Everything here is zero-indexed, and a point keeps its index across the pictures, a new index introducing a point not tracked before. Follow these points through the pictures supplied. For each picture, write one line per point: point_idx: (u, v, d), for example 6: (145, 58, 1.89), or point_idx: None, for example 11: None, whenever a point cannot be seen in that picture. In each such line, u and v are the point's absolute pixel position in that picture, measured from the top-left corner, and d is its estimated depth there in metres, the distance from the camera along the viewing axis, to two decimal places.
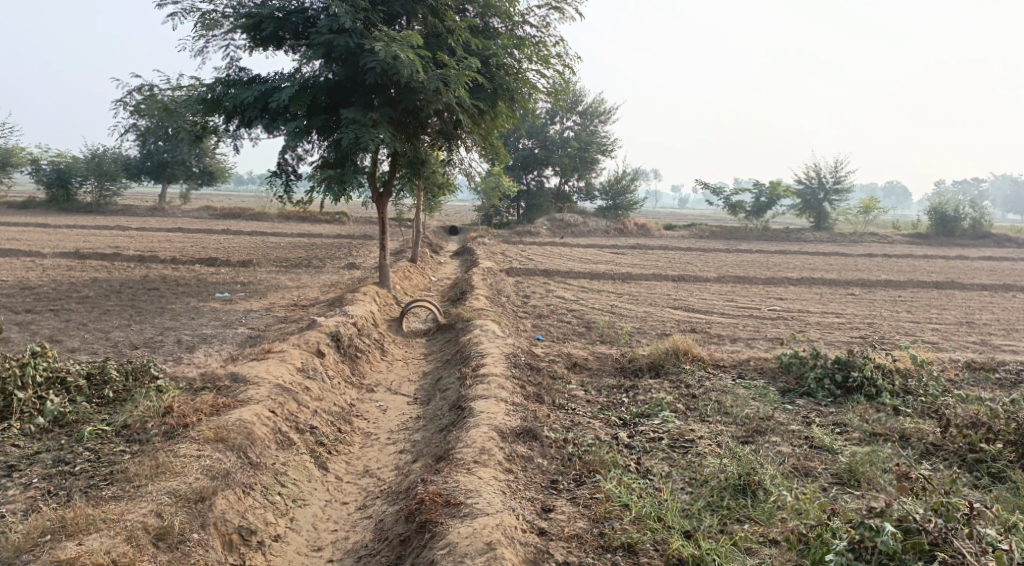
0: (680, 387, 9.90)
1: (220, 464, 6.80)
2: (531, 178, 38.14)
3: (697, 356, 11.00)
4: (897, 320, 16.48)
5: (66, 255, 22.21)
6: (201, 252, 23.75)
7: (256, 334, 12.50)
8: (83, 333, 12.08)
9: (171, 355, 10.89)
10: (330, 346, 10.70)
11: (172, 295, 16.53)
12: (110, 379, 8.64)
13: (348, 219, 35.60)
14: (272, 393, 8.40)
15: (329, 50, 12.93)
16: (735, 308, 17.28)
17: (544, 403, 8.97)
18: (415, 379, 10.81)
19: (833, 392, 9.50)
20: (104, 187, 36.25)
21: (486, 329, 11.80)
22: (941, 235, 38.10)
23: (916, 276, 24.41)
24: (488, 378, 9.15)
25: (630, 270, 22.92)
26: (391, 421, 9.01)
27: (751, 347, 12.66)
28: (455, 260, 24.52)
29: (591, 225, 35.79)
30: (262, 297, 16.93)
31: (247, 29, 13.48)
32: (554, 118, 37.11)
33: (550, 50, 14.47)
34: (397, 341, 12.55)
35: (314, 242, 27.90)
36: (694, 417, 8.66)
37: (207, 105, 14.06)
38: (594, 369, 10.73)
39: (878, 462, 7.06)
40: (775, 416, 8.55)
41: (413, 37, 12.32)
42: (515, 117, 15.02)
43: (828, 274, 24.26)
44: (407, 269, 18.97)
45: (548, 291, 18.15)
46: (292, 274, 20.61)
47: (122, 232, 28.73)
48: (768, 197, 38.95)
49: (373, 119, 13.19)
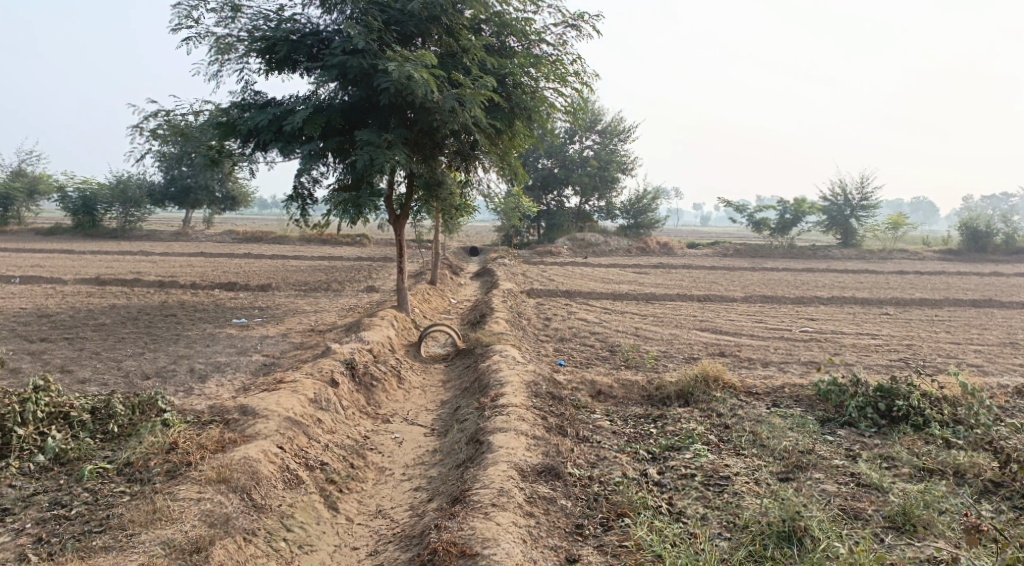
0: (711, 417, 9.40)
1: (220, 508, 6.47)
2: (551, 198, 37.76)
3: (728, 382, 10.46)
4: (936, 341, 15.84)
5: (87, 281, 22.07)
6: (220, 277, 23.53)
7: (270, 362, 12.14)
8: (95, 362, 11.78)
9: (182, 385, 10.53)
10: (344, 374, 10.30)
11: (189, 321, 16.24)
12: (115, 413, 8.19)
13: (369, 241, 35.39)
14: (281, 427, 7.99)
15: (344, 72, 12.65)
16: (765, 329, 16.73)
17: (567, 435, 8.50)
18: (433, 408, 10.37)
19: (876, 421, 9.14)
20: (129, 214, 36.35)
21: (505, 355, 11.35)
22: (972, 251, 37.23)
23: (952, 294, 23.65)
24: (508, 410, 8.69)
25: (654, 291, 22.42)
26: (407, 455, 8.56)
27: (784, 372, 12.13)
28: (475, 281, 24.14)
29: (613, 244, 35.33)
30: (279, 322, 16.60)
31: (262, 52, 13.24)
32: (574, 137, 36.76)
33: (568, 69, 14.05)
34: (415, 367, 12.13)
35: (334, 265, 27.66)
36: (729, 450, 8.23)
37: (222, 129, 13.80)
38: (619, 397, 10.26)
39: (933, 503, 6.59)
40: (816, 449, 8.16)
41: (427, 56, 11.99)
42: (534, 136, 14.63)
43: (860, 293, 23.59)
44: (426, 291, 18.59)
45: (570, 313, 17.66)
46: (310, 298, 20.29)
47: (143, 257, 28.68)
48: (793, 214, 38.31)
49: (389, 141, 12.86)
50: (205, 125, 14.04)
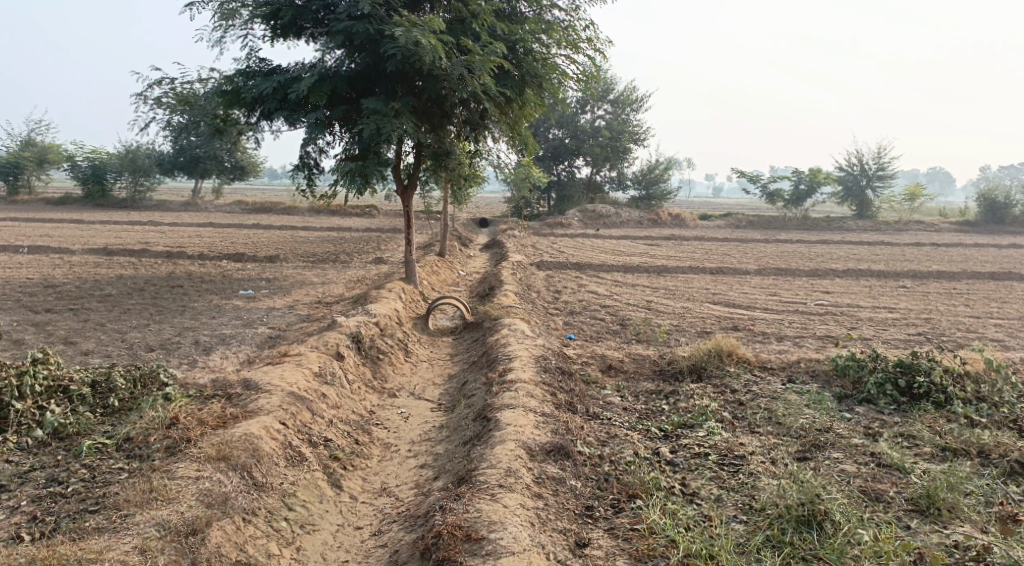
0: (725, 393, 9.17)
1: (219, 488, 6.30)
2: (562, 169, 37.34)
3: (742, 357, 10.23)
4: (955, 314, 15.53)
5: (95, 251, 21.92)
6: (228, 248, 23.34)
7: (276, 335, 11.94)
8: (99, 334, 11.61)
9: (186, 358, 10.35)
10: (350, 348, 10.10)
11: (196, 293, 16.06)
12: (115, 387, 8.01)
13: (378, 211, 35.14)
14: (284, 402, 7.78)
15: (350, 37, 12.34)
16: (779, 302, 16.45)
17: (577, 413, 8.29)
18: (440, 383, 10.17)
19: (896, 399, 8.99)
20: (138, 183, 36.18)
21: (514, 329, 11.11)
22: (990, 222, 36.66)
23: (970, 267, 23.24)
24: (516, 386, 8.47)
25: (666, 263, 22.11)
26: (413, 430, 8.37)
27: (800, 347, 11.88)
28: (484, 253, 23.91)
29: (624, 215, 34.95)
30: (286, 294, 16.39)
31: (267, 18, 12.91)
32: (585, 106, 36.25)
33: (580, 35, 13.66)
34: (422, 341, 11.91)
35: (343, 236, 27.44)
36: (743, 428, 8.06)
37: (227, 97, 13.51)
38: (630, 371, 10.03)
39: (958, 485, 6.36)
40: (833, 427, 7.99)
41: (435, 21, 11.64)
42: (545, 105, 14.27)
43: (876, 265, 23.19)
44: (435, 263, 18.34)
45: (580, 286, 17.41)
46: (318, 269, 20.07)
47: (152, 227, 28.52)
48: (807, 184, 37.77)
49: (396, 109, 12.56)
50: (210, 94, 13.75)
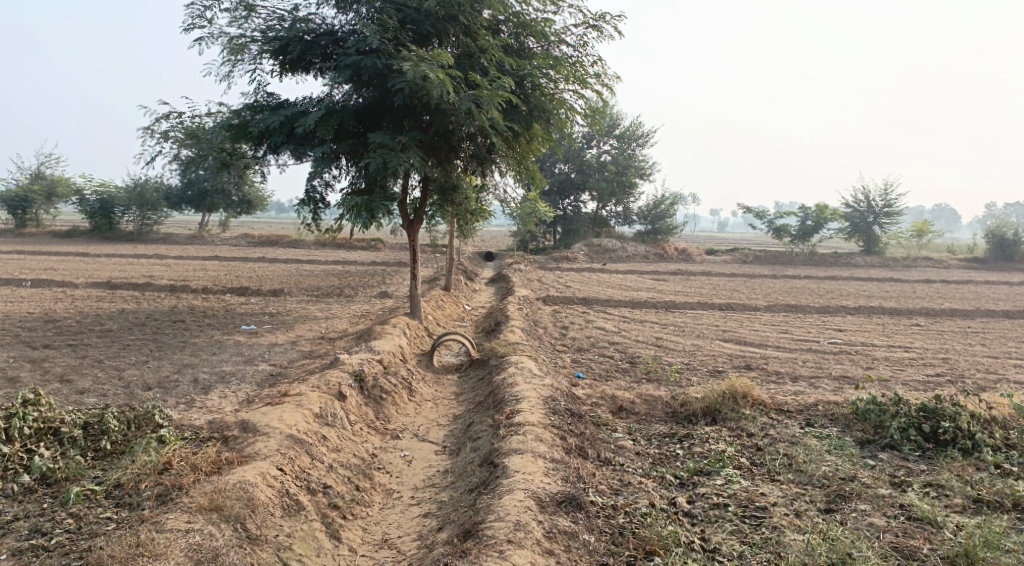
0: (741, 437, 8.80)
1: (209, 542, 6.01)
2: (568, 204, 37.17)
3: (757, 399, 9.85)
4: (972, 354, 15.15)
5: (98, 284, 21.69)
6: (232, 281, 23.09)
7: (277, 372, 11.63)
8: (96, 371, 11.31)
9: (184, 397, 10.02)
10: (352, 387, 9.76)
11: (197, 327, 15.77)
12: (108, 429, 7.68)
13: (384, 245, 34.96)
14: (282, 446, 7.46)
15: (358, 72, 12.17)
16: (792, 340, 16.09)
17: (587, 458, 7.93)
18: (445, 424, 9.82)
19: (920, 445, 8.65)
20: (145, 217, 36.10)
21: (521, 367, 10.77)
22: (1000, 259, 36.34)
23: (983, 304, 22.88)
24: (525, 429, 8.12)
25: (674, 298, 21.79)
26: (416, 475, 8.03)
27: (816, 388, 11.52)
28: (490, 287, 23.66)
29: (630, 250, 34.71)
30: (288, 329, 16.10)
31: (276, 53, 12.77)
32: (591, 141, 36.20)
33: (587, 70, 13.49)
34: (427, 379, 11.57)
35: (348, 270, 27.21)
36: (763, 475, 7.71)
37: (233, 131, 13.34)
38: (642, 414, 9.67)
39: (996, 542, 6.16)
40: (858, 475, 7.63)
41: (443, 56, 11.48)
42: (552, 140, 14.07)
43: (887, 302, 22.82)
44: (440, 298, 18.06)
45: (588, 322, 17.09)
46: (322, 304, 19.80)
47: (157, 260, 28.35)
48: (814, 220, 37.54)
49: (403, 143, 12.36)
50: (216, 128, 13.58)
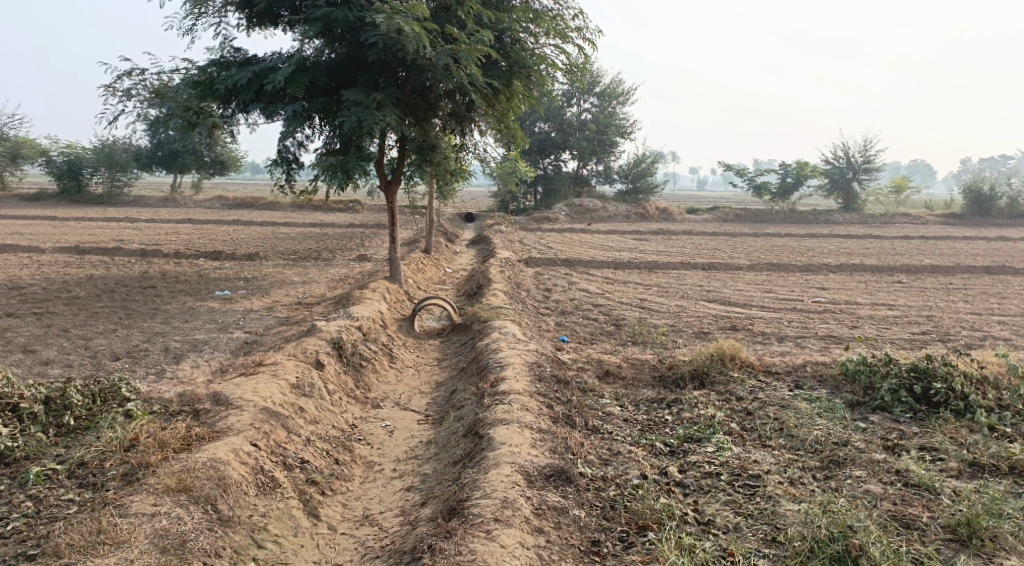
0: (730, 401, 8.59)
1: (177, 527, 5.74)
2: (548, 163, 36.71)
3: (745, 362, 9.63)
4: (956, 312, 15.03)
5: (67, 250, 21.09)
6: (206, 245, 22.54)
7: (252, 340, 11.26)
8: (61, 341, 10.89)
9: (154, 367, 9.66)
10: (330, 355, 9.44)
11: (168, 294, 15.29)
12: (71, 404, 7.34)
13: (362, 207, 34.38)
14: (256, 419, 7.15)
15: (330, 25, 11.66)
16: (776, 299, 15.91)
17: (575, 427, 7.69)
18: (427, 392, 9.52)
19: (911, 406, 8.49)
20: (116, 178, 35.21)
21: (505, 332, 10.48)
22: (976, 215, 36.34)
23: (964, 260, 22.82)
24: (510, 398, 7.85)
25: (656, 258, 21.53)
26: (398, 446, 7.77)
27: (803, 349, 11.34)
28: (471, 249, 23.30)
29: (611, 209, 34.38)
30: (264, 294, 15.68)
31: (242, 7, 12.19)
32: (571, 99, 35.65)
33: (569, 24, 13.00)
34: (408, 344, 11.27)
35: (326, 232, 26.71)
36: (754, 441, 7.51)
37: (201, 89, 12.79)
38: (629, 378, 9.43)
39: (997, 509, 6.00)
40: (851, 440, 7.43)
41: (420, 7, 10.99)
42: (533, 97, 13.62)
43: (868, 259, 22.70)
44: (420, 261, 17.67)
45: (571, 284, 16.80)
46: (298, 267, 19.35)
47: (128, 224, 27.70)
48: (794, 177, 37.34)
49: (378, 100, 11.87)
50: (182, 85, 13.01)
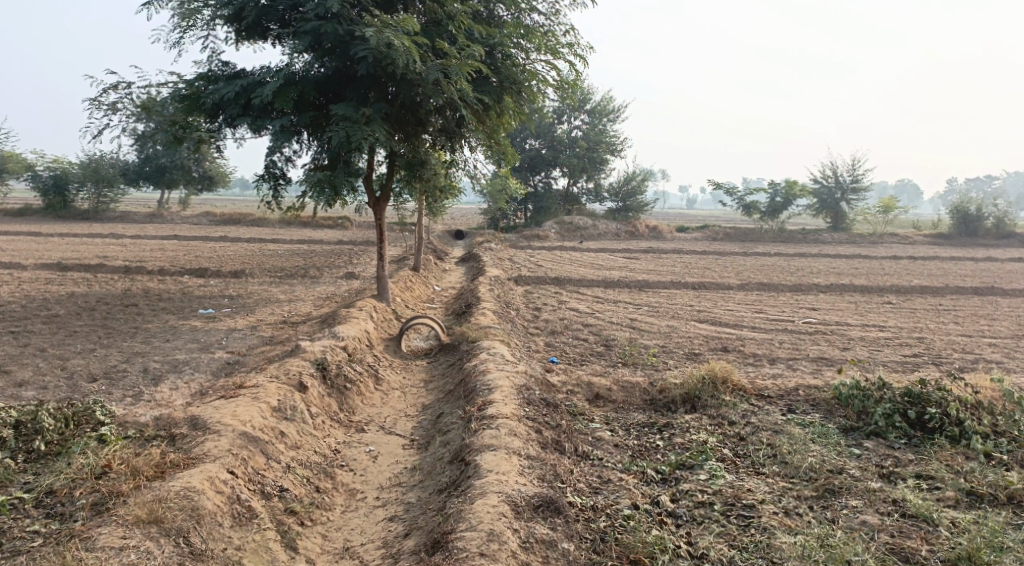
0: (723, 426, 8.41)
1: (145, 562, 5.60)
2: (538, 180, 36.63)
3: (737, 385, 9.45)
4: (947, 333, 14.92)
5: (50, 266, 20.78)
6: (192, 262, 22.25)
7: (235, 360, 11.02)
8: (38, 361, 10.61)
9: (131, 390, 9.39)
10: (314, 377, 9.20)
11: (151, 312, 15.02)
12: (42, 428, 7.10)
13: (351, 224, 34.17)
14: (234, 446, 6.94)
15: (318, 40, 11.51)
16: (766, 320, 15.77)
17: (564, 453, 7.49)
18: (413, 415, 9.30)
19: (906, 432, 8.33)
20: (102, 194, 34.88)
21: (493, 353, 10.28)
22: (963, 235, 36.44)
23: (953, 281, 22.77)
24: (498, 422, 7.65)
25: (646, 278, 21.39)
26: (383, 472, 7.55)
27: (795, 371, 11.18)
28: (459, 267, 23.12)
29: (600, 227, 34.29)
30: (249, 313, 15.42)
31: (230, 21, 12.04)
32: (562, 117, 35.63)
33: (559, 41, 12.89)
34: (395, 365, 11.04)
35: (314, 249, 26.48)
36: (748, 468, 7.33)
37: (187, 103, 12.60)
38: (619, 401, 9.24)
39: (997, 541, 5.87)
40: (846, 467, 7.25)
41: (409, 21, 10.86)
42: (523, 114, 13.49)
43: (858, 280, 22.63)
44: (408, 279, 17.47)
45: (560, 303, 16.63)
46: (284, 285, 19.11)
47: (114, 240, 27.40)
48: (783, 197, 37.38)
49: (367, 115, 11.70)
50: (168, 100, 12.82)
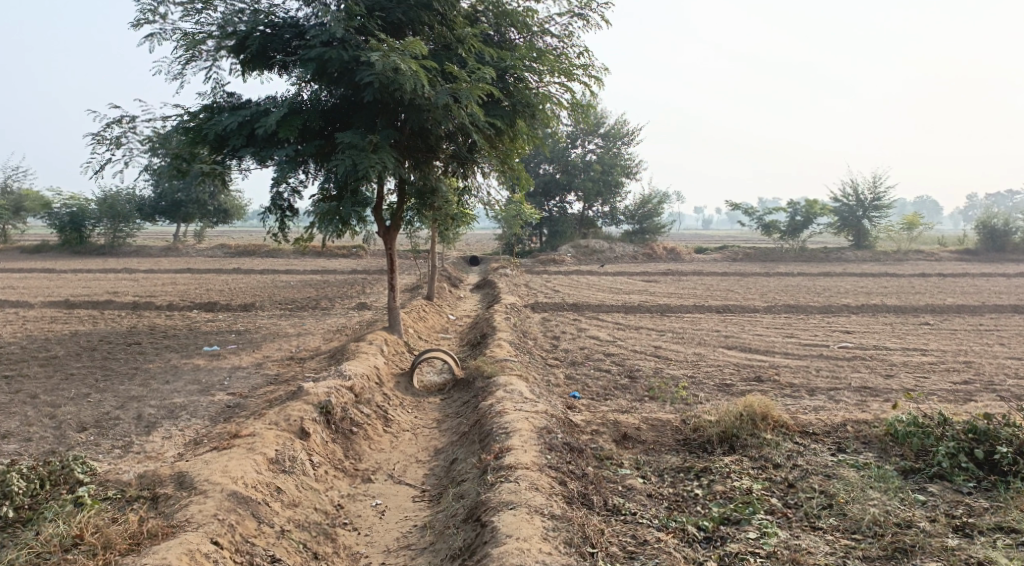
0: (767, 470, 7.56)
1: None
2: (553, 205, 35.91)
3: (778, 422, 8.53)
4: (993, 356, 13.95)
5: (57, 304, 20.17)
6: (203, 296, 21.58)
7: (236, 403, 10.25)
8: (26, 410, 9.89)
9: (122, 441, 8.64)
10: (318, 423, 8.41)
11: (153, 351, 14.31)
12: (10, 492, 6.33)
13: (365, 253, 33.57)
14: (221, 510, 6.33)
15: (322, 66, 10.84)
16: (799, 345, 14.87)
17: (593, 508, 6.70)
18: (426, 462, 8.48)
19: (975, 474, 7.46)
20: (118, 229, 34.53)
21: (512, 390, 9.46)
22: (991, 250, 35.29)
23: (989, 299, 21.71)
24: (520, 475, 6.85)
25: (668, 302, 20.51)
26: (390, 533, 6.83)
27: (839, 403, 10.29)
28: (475, 294, 22.38)
29: (617, 251, 33.50)
30: (255, 349, 14.69)
31: (235, 51, 11.39)
32: (576, 140, 34.97)
33: (573, 61, 12.17)
34: (406, 404, 10.24)
35: (326, 280, 25.83)
36: (801, 522, 6.57)
37: (190, 136, 11.93)
38: (649, 443, 8.38)
39: None
40: (916, 521, 6.49)
41: (416, 44, 10.17)
42: (538, 138, 12.79)
43: (889, 299, 21.63)
44: (421, 308, 16.72)
45: (580, 331, 15.83)
46: (294, 318, 18.40)
47: (126, 275, 26.86)
48: (804, 215, 36.41)
49: (374, 142, 11.01)
50: (170, 132, 12.15)
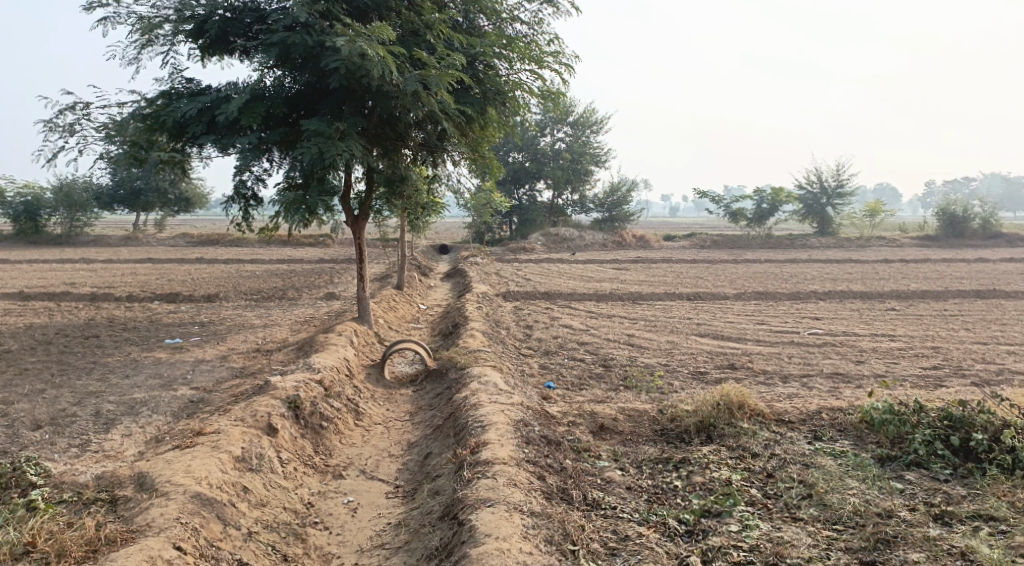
0: (746, 459, 7.45)
1: None
2: (522, 193, 35.71)
3: (755, 410, 8.41)
4: (960, 341, 14.06)
5: (12, 296, 19.52)
6: (164, 287, 21.03)
7: (199, 399, 9.92)
8: None
9: (78, 440, 8.31)
10: (285, 418, 8.15)
11: (113, 344, 13.88)
12: None
13: (332, 242, 33.09)
14: (185, 512, 6.10)
15: (287, 51, 10.50)
16: (770, 332, 14.87)
17: (572, 503, 6.56)
18: (399, 456, 8.26)
19: (951, 462, 7.43)
20: (76, 218, 33.59)
21: (485, 382, 9.26)
22: (951, 236, 35.83)
23: (953, 284, 21.98)
24: (497, 470, 6.68)
25: (638, 289, 20.45)
26: (364, 533, 6.63)
27: (814, 391, 10.24)
28: (445, 283, 22.13)
29: (587, 238, 33.44)
30: (220, 341, 14.33)
31: (194, 35, 10.98)
32: (544, 128, 34.74)
33: (545, 49, 11.94)
34: (377, 397, 10.00)
35: (293, 269, 25.37)
36: (782, 512, 6.49)
37: (147, 123, 11.50)
38: (626, 433, 8.24)
39: None
40: (896, 510, 6.44)
41: (385, 29, 9.88)
42: (509, 125, 12.58)
43: (855, 285, 21.80)
44: (391, 298, 16.43)
45: (552, 320, 15.68)
46: (259, 309, 18.01)
47: (85, 265, 26.15)
48: (770, 203, 36.61)
49: (341, 130, 10.71)
50: (127, 119, 11.71)
